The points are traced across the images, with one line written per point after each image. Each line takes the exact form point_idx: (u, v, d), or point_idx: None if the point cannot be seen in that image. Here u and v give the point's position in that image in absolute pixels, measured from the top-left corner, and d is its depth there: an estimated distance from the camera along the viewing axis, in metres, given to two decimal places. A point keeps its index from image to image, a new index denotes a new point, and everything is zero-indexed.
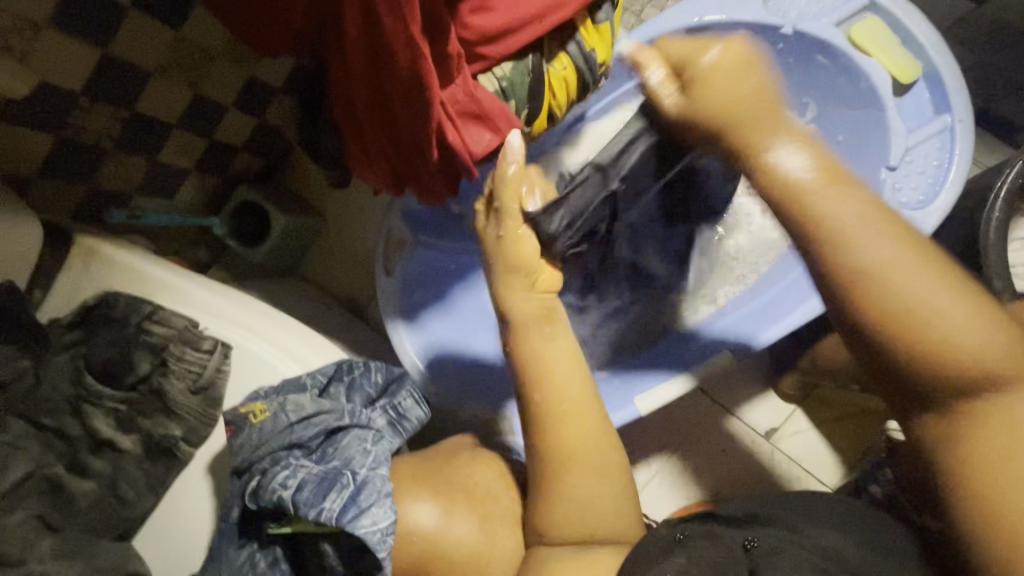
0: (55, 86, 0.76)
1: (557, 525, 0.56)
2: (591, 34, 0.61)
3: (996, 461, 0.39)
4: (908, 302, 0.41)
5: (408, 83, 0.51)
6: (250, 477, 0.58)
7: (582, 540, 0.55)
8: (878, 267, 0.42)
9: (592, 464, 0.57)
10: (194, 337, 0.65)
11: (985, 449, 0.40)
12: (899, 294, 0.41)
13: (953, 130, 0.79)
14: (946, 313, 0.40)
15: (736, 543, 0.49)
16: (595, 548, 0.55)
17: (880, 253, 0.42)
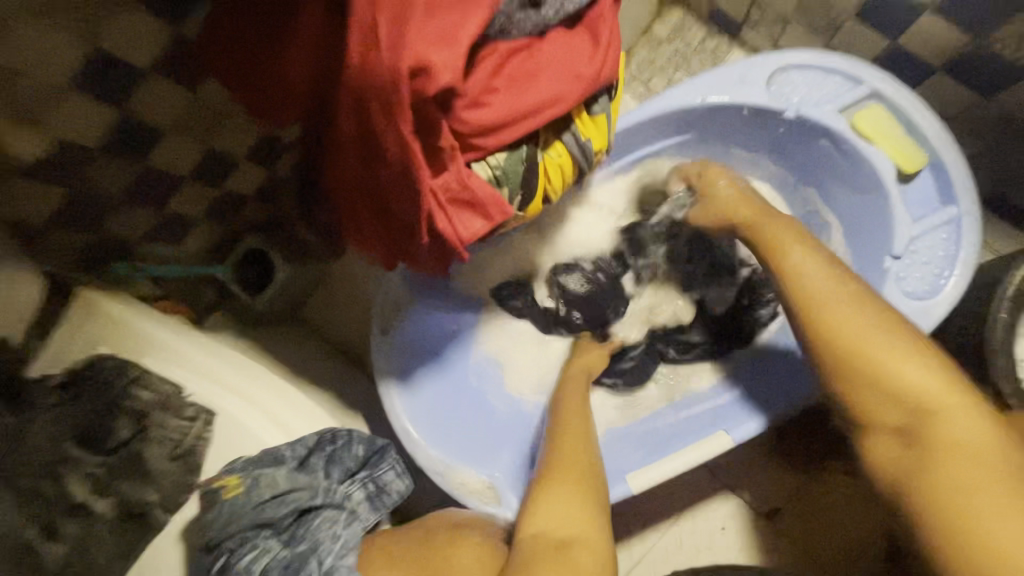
0: (75, 145, 0.74)
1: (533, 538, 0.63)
2: (586, 124, 0.62)
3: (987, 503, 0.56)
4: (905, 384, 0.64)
5: (399, 171, 0.52)
6: (217, 556, 0.57)
7: (557, 545, 0.61)
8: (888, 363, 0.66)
9: (575, 474, 0.70)
10: (176, 405, 0.65)
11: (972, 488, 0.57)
12: (901, 372, 0.65)
13: (959, 223, 0.77)
14: (927, 382, 0.64)
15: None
16: (565, 549, 0.61)
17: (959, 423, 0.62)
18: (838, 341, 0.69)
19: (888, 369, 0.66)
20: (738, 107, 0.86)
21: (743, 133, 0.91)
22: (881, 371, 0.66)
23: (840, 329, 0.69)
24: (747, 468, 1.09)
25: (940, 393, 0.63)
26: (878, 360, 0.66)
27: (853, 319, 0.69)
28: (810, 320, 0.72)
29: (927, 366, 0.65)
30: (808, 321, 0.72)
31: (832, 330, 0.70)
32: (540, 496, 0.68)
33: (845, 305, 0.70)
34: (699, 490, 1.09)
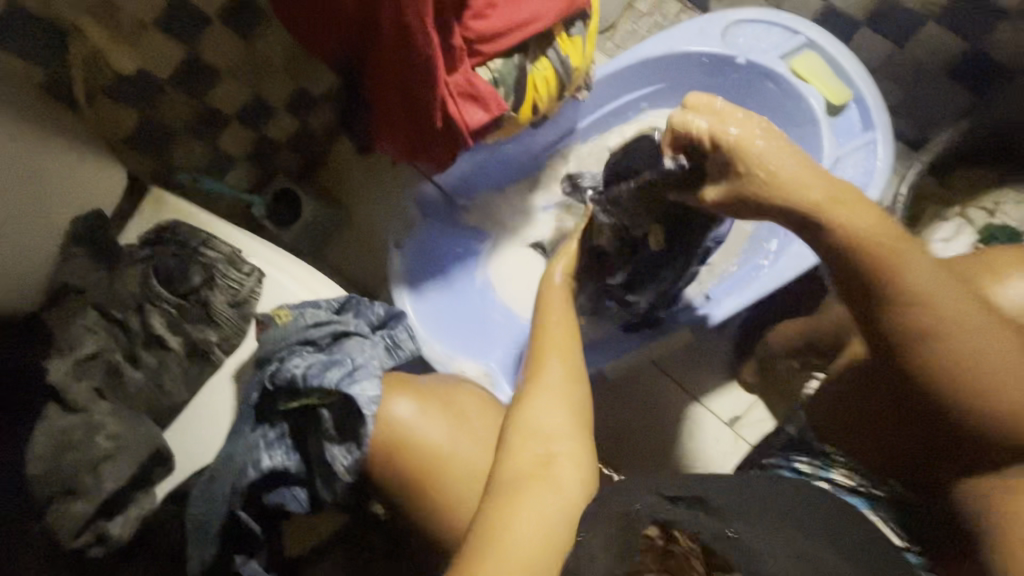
0: (151, 74, 0.95)
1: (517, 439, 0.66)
2: (565, 44, 0.79)
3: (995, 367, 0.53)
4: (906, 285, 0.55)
5: (420, 64, 0.69)
6: (269, 364, 0.72)
7: (540, 449, 0.64)
8: (911, 283, 0.55)
9: (561, 393, 0.70)
10: (238, 261, 0.81)
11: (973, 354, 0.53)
12: (962, 325, 0.53)
13: (875, 144, 0.94)
14: (989, 342, 0.53)
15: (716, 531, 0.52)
16: (552, 453, 0.64)
17: (996, 334, 0.54)
18: (902, 286, 0.55)
19: (885, 259, 0.55)
20: (698, 56, 1.03)
21: (705, 82, 1.08)
22: (933, 323, 0.54)
23: (901, 260, 0.55)
24: (715, 383, 1.23)
25: (989, 331, 0.54)
26: (914, 284, 0.55)
27: (913, 260, 0.55)
28: (868, 250, 0.56)
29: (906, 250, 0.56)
30: (866, 252, 0.56)
31: (905, 265, 0.55)
32: (525, 402, 0.69)
33: (897, 244, 0.55)
34: (674, 404, 1.23)
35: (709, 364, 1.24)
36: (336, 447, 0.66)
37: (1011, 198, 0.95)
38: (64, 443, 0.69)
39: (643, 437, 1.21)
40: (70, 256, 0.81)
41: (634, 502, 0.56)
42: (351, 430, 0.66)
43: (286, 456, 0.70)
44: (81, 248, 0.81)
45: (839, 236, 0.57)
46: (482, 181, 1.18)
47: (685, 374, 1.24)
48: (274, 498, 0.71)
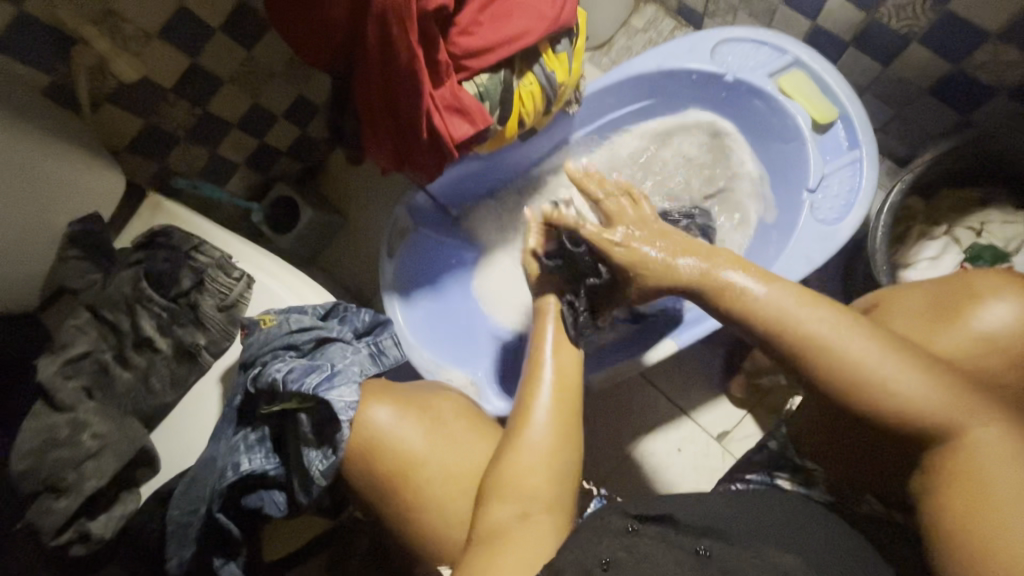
0: (154, 83, 0.98)
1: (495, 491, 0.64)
2: (551, 60, 0.81)
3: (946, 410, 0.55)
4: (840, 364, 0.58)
5: (405, 76, 0.70)
6: (252, 368, 0.73)
7: (522, 505, 0.62)
8: (815, 344, 0.59)
9: (543, 452, 0.65)
10: (227, 266, 0.83)
11: (921, 401, 0.55)
12: (894, 388, 0.56)
13: (861, 162, 0.95)
14: (918, 393, 0.55)
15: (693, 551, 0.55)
16: (532, 508, 0.62)
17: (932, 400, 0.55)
18: (833, 363, 0.58)
19: (808, 336, 0.59)
20: (687, 72, 1.05)
21: (694, 98, 1.10)
22: (864, 397, 0.57)
23: (825, 346, 0.58)
24: (704, 398, 1.23)
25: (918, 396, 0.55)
26: (859, 360, 0.57)
27: (833, 340, 0.58)
28: (805, 344, 0.59)
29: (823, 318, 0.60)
30: (799, 347, 0.60)
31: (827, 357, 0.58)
32: (508, 451, 0.65)
33: (832, 335, 0.58)
34: (663, 416, 1.23)
35: (698, 379, 1.24)
36: (313, 451, 0.67)
37: (998, 217, 0.95)
38: (51, 439, 0.71)
39: (631, 449, 1.22)
40: (68, 257, 0.84)
41: (609, 526, 0.57)
42: (329, 433, 0.67)
43: (266, 460, 0.70)
44: (76, 250, 0.84)
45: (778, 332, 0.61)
46: (472, 192, 1.21)
47: (675, 389, 1.24)
48: (253, 501, 0.71)
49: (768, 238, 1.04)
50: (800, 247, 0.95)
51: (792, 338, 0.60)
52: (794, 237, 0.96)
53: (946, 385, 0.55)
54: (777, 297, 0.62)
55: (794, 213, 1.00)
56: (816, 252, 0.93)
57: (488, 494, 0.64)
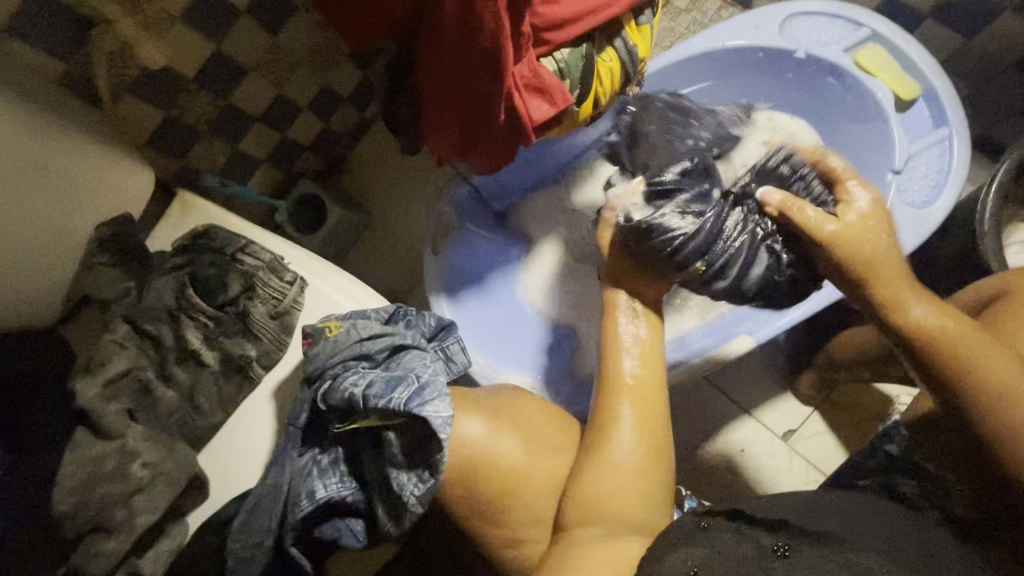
0: (178, 70, 0.89)
1: (579, 514, 0.59)
2: (633, 32, 0.74)
3: None
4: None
5: (486, 51, 0.63)
6: (321, 382, 0.65)
7: (608, 525, 0.58)
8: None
9: (624, 471, 0.59)
10: (280, 268, 0.74)
11: None
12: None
13: (950, 141, 0.88)
14: None
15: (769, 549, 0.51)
16: (614, 535, 0.57)
17: None
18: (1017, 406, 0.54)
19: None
20: (754, 50, 0.99)
21: (759, 78, 1.04)
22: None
23: (968, 361, 0.55)
24: (768, 397, 1.17)
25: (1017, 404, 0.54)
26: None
27: (993, 370, 0.54)
28: (949, 355, 0.55)
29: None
30: (946, 357, 0.55)
31: (993, 375, 0.54)
32: (591, 471, 0.60)
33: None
34: (724, 416, 1.17)
35: (761, 376, 1.17)
36: (403, 474, 0.59)
37: None
38: (96, 473, 0.62)
39: (692, 452, 1.15)
40: (95, 264, 0.75)
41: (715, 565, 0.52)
42: (421, 454, 0.59)
43: (341, 486, 0.62)
44: (106, 256, 0.76)
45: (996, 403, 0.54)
46: (516, 183, 1.13)
47: (737, 387, 1.18)
48: (328, 532, 0.63)
49: None
50: (887, 232, 0.88)
51: (944, 349, 0.55)
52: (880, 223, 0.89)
53: None
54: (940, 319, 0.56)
55: (875, 196, 0.94)
56: (907, 237, 0.87)
57: (571, 512, 0.59)
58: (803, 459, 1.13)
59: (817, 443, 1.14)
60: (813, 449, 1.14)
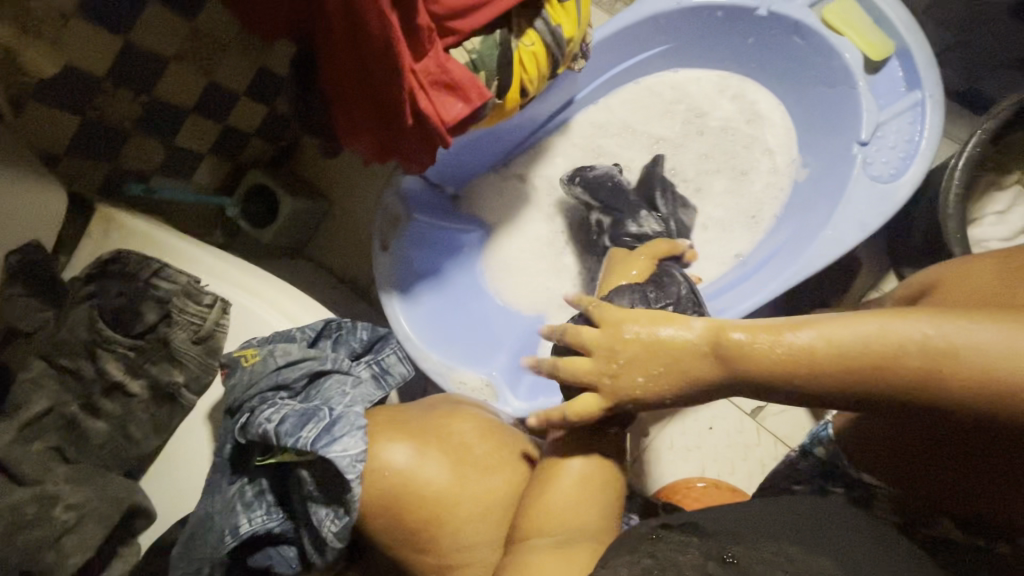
0: (82, 70, 0.82)
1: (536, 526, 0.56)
2: (556, 10, 0.67)
3: (906, 328, 0.41)
4: (885, 357, 0.41)
5: (380, 51, 0.56)
6: (240, 415, 0.64)
7: (558, 537, 0.54)
8: (831, 364, 0.43)
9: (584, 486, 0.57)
10: (196, 292, 0.72)
11: (891, 348, 0.41)
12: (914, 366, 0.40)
13: (924, 105, 0.80)
14: (861, 345, 0.42)
15: (715, 556, 0.48)
16: (568, 546, 0.54)
17: (845, 335, 0.43)
18: (823, 373, 0.43)
19: (844, 361, 0.42)
20: (712, 9, 0.91)
21: (719, 42, 0.97)
22: (870, 389, 0.42)
23: (860, 341, 0.42)
24: None
25: (803, 354, 0.44)
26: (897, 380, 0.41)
27: (792, 374, 0.44)
28: (939, 363, 0.40)
29: (802, 337, 0.44)
30: (943, 377, 0.40)
31: (824, 380, 0.43)
32: (546, 486, 0.58)
33: (836, 365, 0.43)
34: None
35: None
36: (322, 509, 0.59)
37: None
38: (17, 521, 0.61)
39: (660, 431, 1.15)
40: (11, 295, 0.71)
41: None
42: (337, 491, 0.58)
43: (268, 518, 0.62)
44: (20, 287, 0.71)
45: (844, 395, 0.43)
46: (473, 163, 1.07)
47: None
48: (261, 561, 0.64)
49: (809, 197, 0.92)
50: (851, 210, 0.82)
51: (914, 384, 0.41)
52: (845, 200, 0.83)
53: (873, 319, 0.43)
54: (759, 339, 0.46)
55: (841, 166, 0.87)
56: (870, 215, 0.81)
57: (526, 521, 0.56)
58: (772, 436, 1.12)
59: (786, 420, 1.12)
60: (783, 426, 1.12)
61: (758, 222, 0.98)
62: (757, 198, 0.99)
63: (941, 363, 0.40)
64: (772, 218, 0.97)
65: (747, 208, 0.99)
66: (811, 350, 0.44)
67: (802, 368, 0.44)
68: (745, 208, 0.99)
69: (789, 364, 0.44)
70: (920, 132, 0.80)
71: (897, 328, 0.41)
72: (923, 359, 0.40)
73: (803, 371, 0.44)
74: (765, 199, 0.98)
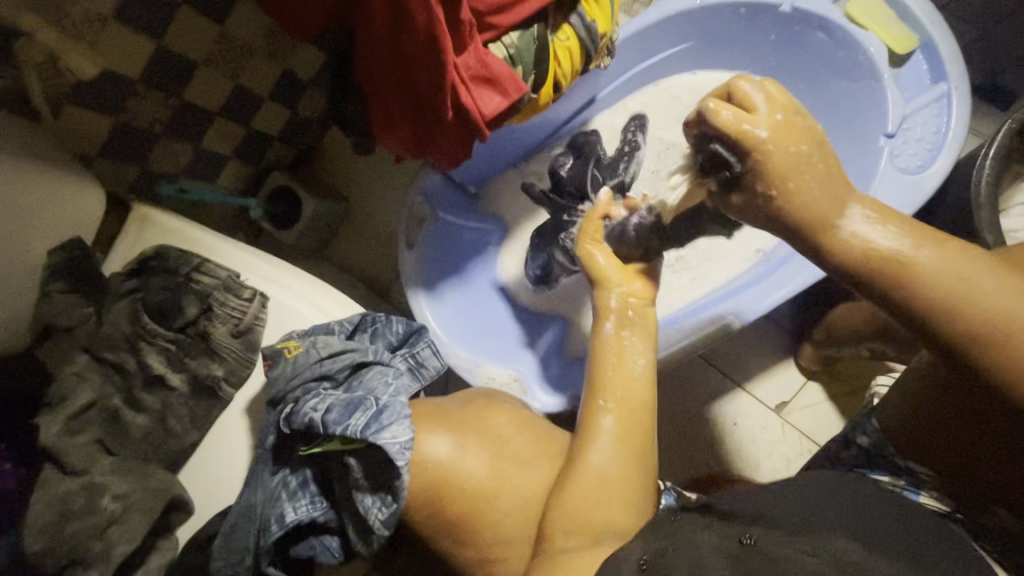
0: (118, 73, 0.84)
1: (563, 523, 0.54)
2: (590, 6, 0.69)
3: None
4: (1013, 318, 0.39)
5: (425, 45, 0.58)
6: (284, 406, 0.65)
7: (586, 535, 0.53)
8: (945, 295, 0.41)
9: (612, 478, 0.55)
10: (236, 286, 0.73)
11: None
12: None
13: (949, 97, 0.81)
14: (1004, 297, 0.40)
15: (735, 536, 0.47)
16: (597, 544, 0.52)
17: (986, 282, 0.41)
18: (932, 297, 0.42)
19: (966, 296, 0.41)
20: (734, 7, 0.92)
21: (740, 40, 0.97)
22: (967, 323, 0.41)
23: (997, 292, 0.40)
24: (762, 369, 1.15)
25: (931, 274, 0.42)
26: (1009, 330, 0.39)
27: (898, 278, 0.43)
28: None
29: (936, 266, 0.42)
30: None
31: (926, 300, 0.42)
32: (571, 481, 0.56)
33: (949, 291, 0.41)
34: (716, 392, 1.15)
35: (753, 349, 1.15)
36: (368, 497, 0.60)
37: None
38: (66, 511, 0.63)
39: (684, 428, 1.15)
40: (51, 292, 0.71)
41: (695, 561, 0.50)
42: (385, 480, 0.59)
43: (312, 507, 0.63)
44: (60, 282, 0.72)
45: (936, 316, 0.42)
46: (492, 164, 1.07)
47: (730, 361, 1.16)
48: (304, 551, 0.64)
49: None
50: (878, 202, 0.83)
51: (980, 328, 0.40)
52: (871, 193, 0.84)
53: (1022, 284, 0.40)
54: (892, 237, 0.44)
55: (866, 161, 0.88)
56: (898, 207, 0.81)
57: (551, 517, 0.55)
58: (798, 432, 1.12)
59: (811, 415, 1.12)
60: (808, 422, 1.12)
61: None
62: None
63: None
64: None
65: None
66: (936, 273, 0.42)
67: (911, 279, 0.42)
68: None
69: (905, 265, 0.43)
70: (948, 124, 0.81)
71: None
72: None
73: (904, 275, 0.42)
74: None
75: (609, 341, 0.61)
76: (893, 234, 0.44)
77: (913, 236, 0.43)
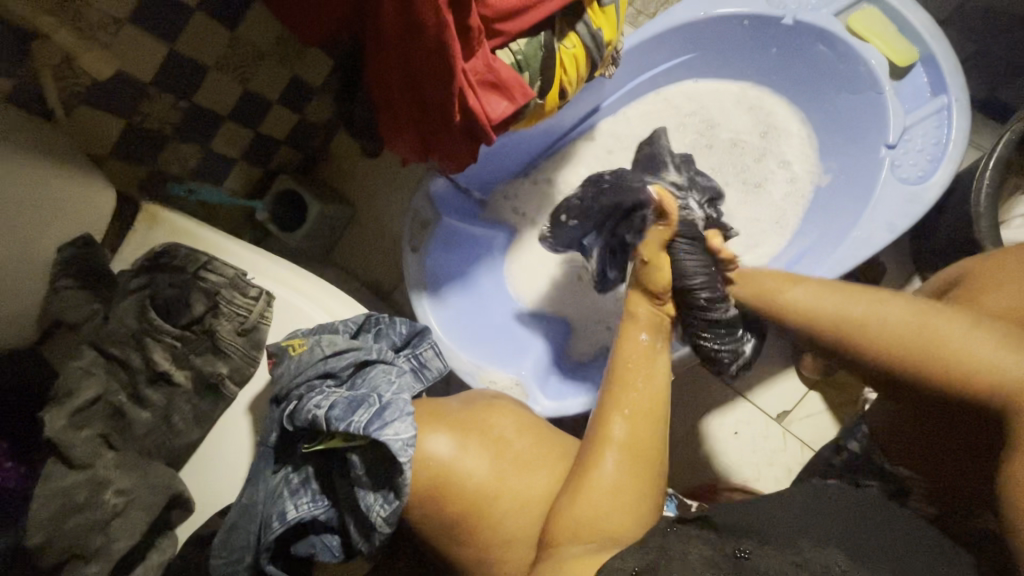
0: (131, 75, 0.85)
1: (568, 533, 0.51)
2: (596, 15, 0.70)
3: (949, 327, 0.47)
4: (932, 334, 0.47)
5: (433, 49, 0.59)
6: (287, 403, 0.66)
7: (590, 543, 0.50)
8: (863, 319, 0.51)
9: (620, 490, 0.52)
10: (243, 284, 0.74)
11: (931, 331, 0.47)
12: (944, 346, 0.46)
13: (949, 109, 0.83)
14: (903, 320, 0.49)
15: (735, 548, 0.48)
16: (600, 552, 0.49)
17: (896, 312, 0.50)
18: (860, 328, 0.51)
19: (879, 322, 0.50)
20: (739, 20, 0.93)
21: (743, 51, 0.99)
22: (895, 350, 0.49)
23: (896, 316, 0.50)
24: (763, 378, 1.15)
25: (852, 312, 0.53)
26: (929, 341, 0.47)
27: (822, 315, 0.55)
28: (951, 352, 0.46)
29: (857, 303, 0.53)
30: (948, 359, 0.45)
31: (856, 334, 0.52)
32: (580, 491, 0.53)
33: (866, 312, 0.52)
34: (716, 400, 1.15)
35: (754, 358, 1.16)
36: (369, 495, 0.60)
37: None
38: (69, 505, 0.63)
39: (685, 436, 1.15)
40: (60, 287, 0.73)
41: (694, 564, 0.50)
42: (385, 475, 0.60)
43: (313, 505, 0.63)
44: (70, 278, 0.73)
45: (860, 346, 0.51)
46: (498, 169, 1.09)
47: None
48: (304, 550, 0.64)
49: (835, 202, 0.94)
50: (879, 211, 0.84)
51: (933, 368, 0.46)
52: (872, 203, 0.85)
53: (929, 313, 0.49)
54: (814, 295, 0.56)
55: (867, 171, 0.89)
56: (898, 217, 0.82)
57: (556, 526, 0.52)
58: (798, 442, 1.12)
59: (811, 424, 1.12)
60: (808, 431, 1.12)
61: (784, 224, 0.99)
62: (780, 204, 1.00)
63: (956, 355, 0.45)
64: (798, 220, 0.99)
65: (773, 213, 1.00)
66: (861, 314, 0.52)
67: (835, 317, 0.53)
68: (769, 215, 1.00)
69: (833, 308, 0.54)
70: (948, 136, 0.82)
71: (947, 323, 0.47)
72: (957, 344, 0.46)
73: (836, 313, 0.54)
74: (788, 204, 1.00)
75: (645, 347, 0.61)
76: (814, 291, 0.57)
77: (833, 291, 0.56)
